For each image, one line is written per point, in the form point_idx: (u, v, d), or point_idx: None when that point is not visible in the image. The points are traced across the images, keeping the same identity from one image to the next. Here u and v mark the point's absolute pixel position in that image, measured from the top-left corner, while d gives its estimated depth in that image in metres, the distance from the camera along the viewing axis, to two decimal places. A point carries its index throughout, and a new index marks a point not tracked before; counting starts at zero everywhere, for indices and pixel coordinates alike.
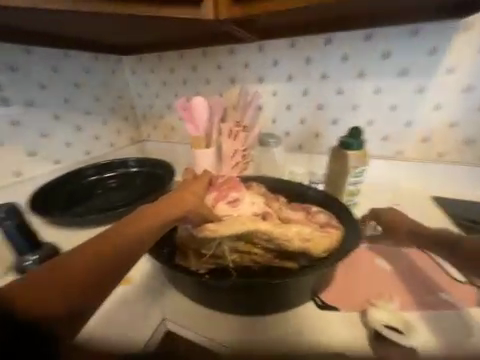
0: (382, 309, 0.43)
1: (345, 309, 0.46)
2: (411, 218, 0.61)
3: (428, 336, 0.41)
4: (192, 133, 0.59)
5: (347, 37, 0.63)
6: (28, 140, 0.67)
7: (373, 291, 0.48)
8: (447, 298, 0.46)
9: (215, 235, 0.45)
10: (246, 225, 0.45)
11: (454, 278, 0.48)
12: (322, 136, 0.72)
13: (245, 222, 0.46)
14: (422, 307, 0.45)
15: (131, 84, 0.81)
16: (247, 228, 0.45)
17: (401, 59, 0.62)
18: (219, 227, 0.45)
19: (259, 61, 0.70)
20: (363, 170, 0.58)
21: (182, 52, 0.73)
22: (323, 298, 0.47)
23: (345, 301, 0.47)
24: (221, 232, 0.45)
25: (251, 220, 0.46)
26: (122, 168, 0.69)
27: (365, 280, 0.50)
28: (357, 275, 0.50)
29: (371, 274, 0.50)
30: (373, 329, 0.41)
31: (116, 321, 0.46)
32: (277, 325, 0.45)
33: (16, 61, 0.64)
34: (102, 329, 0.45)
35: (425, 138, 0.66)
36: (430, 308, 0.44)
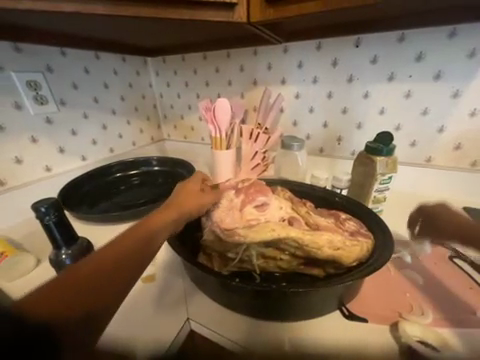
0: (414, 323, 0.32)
1: (373, 321, 0.34)
2: None
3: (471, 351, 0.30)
4: (213, 132, 0.70)
5: (377, 38, 0.59)
6: (98, 131, 0.77)
7: (403, 301, 0.36)
8: None
9: (243, 239, 0.36)
10: (275, 231, 0.35)
11: None
12: (355, 135, 0.69)
13: (275, 228, 0.36)
14: (462, 324, 0.33)
15: (157, 85, 0.93)
16: (276, 233, 0.35)
17: (436, 61, 0.55)
18: (247, 231, 0.36)
19: (297, 51, 0.68)
20: (390, 177, 0.52)
21: (230, 51, 0.77)
22: (368, 321, 0.34)
23: (372, 310, 0.36)
24: (251, 237, 0.35)
25: (280, 225, 0.37)
26: (145, 166, 0.76)
27: (394, 290, 0.38)
28: (383, 285, 0.39)
29: (399, 286, 0.39)
30: (405, 343, 0.30)
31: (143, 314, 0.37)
32: (312, 325, 0.35)
33: (88, 65, 0.71)
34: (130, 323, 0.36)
35: (457, 145, 0.59)
36: (470, 327, 0.33)
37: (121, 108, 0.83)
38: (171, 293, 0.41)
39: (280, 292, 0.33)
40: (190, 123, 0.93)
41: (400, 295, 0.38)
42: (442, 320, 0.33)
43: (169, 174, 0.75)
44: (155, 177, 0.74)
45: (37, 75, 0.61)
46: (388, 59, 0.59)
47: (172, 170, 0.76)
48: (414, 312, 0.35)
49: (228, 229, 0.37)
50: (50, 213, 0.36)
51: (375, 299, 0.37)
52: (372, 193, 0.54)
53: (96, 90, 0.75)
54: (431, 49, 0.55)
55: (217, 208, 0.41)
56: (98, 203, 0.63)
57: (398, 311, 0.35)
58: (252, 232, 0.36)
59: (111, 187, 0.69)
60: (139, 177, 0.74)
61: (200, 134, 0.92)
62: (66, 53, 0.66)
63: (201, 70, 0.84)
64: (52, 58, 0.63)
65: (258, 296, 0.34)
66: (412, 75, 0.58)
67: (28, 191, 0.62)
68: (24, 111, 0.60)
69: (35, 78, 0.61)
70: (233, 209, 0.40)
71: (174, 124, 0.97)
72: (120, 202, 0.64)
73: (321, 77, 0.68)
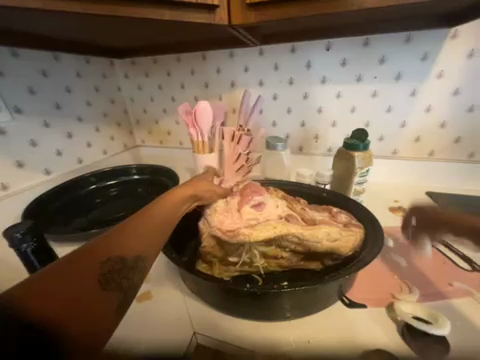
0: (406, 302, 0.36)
1: (371, 305, 0.38)
2: (414, 216, 0.60)
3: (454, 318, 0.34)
4: (195, 137, 0.70)
5: (345, 42, 0.63)
6: (63, 140, 0.70)
7: (394, 283, 0.40)
8: (461, 286, 0.39)
9: (248, 239, 0.35)
10: (277, 229, 0.36)
11: (456, 264, 0.43)
12: (331, 132, 0.73)
13: (276, 226, 0.37)
14: (444, 296, 0.37)
15: (126, 88, 0.87)
16: (279, 231, 0.36)
17: (396, 63, 0.62)
18: (249, 231, 0.36)
19: (273, 53, 0.70)
20: (368, 170, 0.56)
21: (204, 53, 0.76)
22: (366, 306, 0.37)
23: (369, 295, 0.39)
24: (255, 237, 0.35)
25: (281, 223, 0.37)
26: (124, 175, 0.71)
27: (385, 274, 0.42)
28: (376, 270, 0.43)
29: (388, 269, 0.43)
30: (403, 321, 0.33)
31: (147, 327, 0.36)
32: (317, 317, 0.37)
33: (46, 67, 0.64)
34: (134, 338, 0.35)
35: (417, 138, 0.67)
36: (449, 297, 0.37)
37: (88, 114, 0.76)
38: (172, 307, 0.39)
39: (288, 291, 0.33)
40: (166, 128, 0.89)
41: (388, 276, 0.42)
42: (427, 295, 0.38)
43: (150, 182, 0.71)
44: (135, 186, 0.70)
45: None
46: (356, 62, 0.64)
47: (153, 178, 0.72)
48: (402, 291, 0.39)
49: (229, 232, 0.36)
50: (26, 240, 0.32)
51: (370, 285, 0.41)
52: (353, 186, 0.58)
53: (57, 95, 0.67)
54: (392, 53, 0.61)
55: (213, 212, 0.40)
56: (72, 220, 0.57)
57: (391, 292, 0.39)
58: (256, 231, 0.36)
59: (86, 201, 0.63)
60: (118, 188, 0.68)
61: (178, 139, 0.89)
62: (18, 54, 0.58)
63: (176, 72, 0.81)
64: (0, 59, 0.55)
65: (265, 297, 0.34)
66: (377, 76, 0.64)
67: None
68: None
69: None
70: (232, 211, 0.40)
71: (148, 129, 0.91)
72: (98, 216, 0.59)
73: (296, 78, 0.71)
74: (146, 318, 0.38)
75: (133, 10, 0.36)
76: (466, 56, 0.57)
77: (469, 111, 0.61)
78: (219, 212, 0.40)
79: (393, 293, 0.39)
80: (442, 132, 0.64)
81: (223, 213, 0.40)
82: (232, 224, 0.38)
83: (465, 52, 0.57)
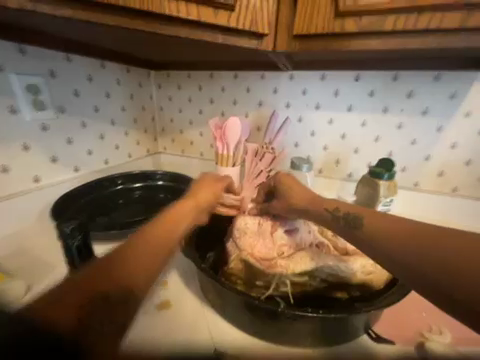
0: (438, 342, 0.35)
1: (401, 342, 0.37)
2: None
3: None
4: (221, 149, 0.72)
5: (375, 75, 0.66)
6: (95, 140, 0.73)
7: (422, 323, 0.40)
8: None
9: (285, 272, 0.38)
10: (314, 262, 0.39)
11: None
12: (353, 158, 0.74)
13: (312, 257, 0.40)
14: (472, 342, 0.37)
15: (157, 98, 0.93)
16: (315, 263, 0.39)
17: (423, 99, 0.64)
18: (288, 262, 0.39)
19: (302, 79, 0.74)
20: (391, 199, 0.57)
21: (237, 73, 0.80)
22: (396, 343, 0.36)
23: (398, 332, 0.38)
24: (293, 269, 0.38)
25: (316, 253, 0.41)
26: (149, 180, 0.73)
27: (411, 314, 0.42)
28: (402, 310, 0.42)
29: (414, 309, 0.43)
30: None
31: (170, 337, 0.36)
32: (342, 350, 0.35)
33: (92, 73, 0.69)
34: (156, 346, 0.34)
35: (441, 172, 0.67)
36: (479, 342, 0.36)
37: (120, 118, 0.80)
38: (194, 322, 0.39)
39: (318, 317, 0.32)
40: (189, 138, 0.92)
41: (417, 316, 0.41)
42: (459, 339, 0.37)
43: (172, 189, 0.72)
44: (157, 191, 0.71)
45: (37, 79, 0.58)
46: (383, 94, 0.67)
47: (175, 185, 0.73)
48: (433, 331, 0.38)
49: (265, 260, 0.40)
50: (75, 236, 0.37)
51: (398, 322, 0.40)
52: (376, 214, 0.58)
53: (97, 99, 0.72)
54: (420, 89, 0.64)
55: (244, 234, 0.44)
56: (95, 218, 0.59)
57: (420, 331, 0.38)
58: (293, 262, 0.39)
59: (109, 201, 0.65)
60: (142, 191, 0.71)
61: (200, 149, 0.91)
62: (70, 59, 0.63)
63: (207, 88, 0.85)
64: (55, 63, 0.60)
65: (293, 320, 0.33)
66: (404, 109, 0.66)
67: (11, 202, 0.57)
68: (19, 115, 0.56)
69: (36, 83, 0.58)
70: (264, 234, 0.45)
71: (172, 137, 0.95)
72: (120, 217, 0.60)
73: (323, 104, 0.73)
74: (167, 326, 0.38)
75: (193, 33, 0.40)
76: None
77: None
78: (254, 238, 0.44)
79: (422, 332, 0.38)
80: (467, 169, 0.64)
81: (256, 238, 0.44)
82: (265, 252, 0.42)
83: None
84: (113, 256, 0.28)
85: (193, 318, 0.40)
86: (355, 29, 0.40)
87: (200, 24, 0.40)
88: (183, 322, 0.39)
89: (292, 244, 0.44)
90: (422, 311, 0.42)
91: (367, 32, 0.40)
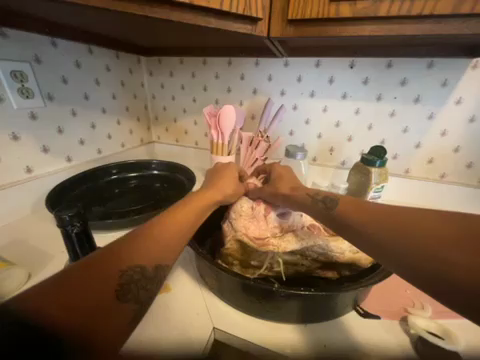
0: (420, 317, 0.38)
1: (385, 316, 0.40)
2: None
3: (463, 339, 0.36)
4: (216, 137, 0.72)
5: (370, 62, 0.66)
6: (87, 130, 0.72)
7: (405, 299, 0.43)
8: None
9: (277, 250, 0.41)
10: (304, 241, 0.42)
11: None
12: (346, 146, 0.75)
13: (303, 238, 0.42)
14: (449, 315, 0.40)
15: (148, 85, 0.90)
16: (305, 242, 0.42)
17: (416, 87, 0.64)
18: (280, 241, 0.42)
19: (297, 66, 0.73)
20: (382, 186, 0.59)
21: (231, 59, 0.78)
22: (381, 317, 0.39)
23: (383, 308, 0.41)
24: (284, 247, 0.41)
25: (307, 234, 0.43)
26: (144, 169, 0.73)
27: (396, 292, 0.45)
28: (388, 288, 0.45)
29: (400, 287, 0.46)
30: (416, 337, 0.35)
31: (172, 320, 0.38)
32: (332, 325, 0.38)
33: (80, 59, 0.66)
34: (159, 332, 0.36)
35: (430, 159, 0.69)
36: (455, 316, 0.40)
37: (111, 107, 0.78)
38: (193, 304, 0.41)
39: (310, 296, 0.35)
40: (183, 127, 0.91)
41: (402, 293, 0.45)
42: (438, 313, 0.41)
43: (166, 178, 0.73)
44: (153, 181, 0.71)
45: (22, 65, 0.55)
46: (378, 81, 0.67)
47: (171, 174, 0.74)
48: (416, 307, 0.41)
49: (258, 240, 0.43)
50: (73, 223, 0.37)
51: (383, 299, 0.43)
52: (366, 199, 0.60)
53: (87, 86, 0.69)
54: (413, 76, 0.64)
55: (238, 217, 0.46)
56: (90, 208, 0.59)
57: (404, 307, 0.41)
58: (283, 242, 0.42)
59: (104, 191, 0.65)
60: (137, 180, 0.71)
61: (194, 138, 0.90)
62: (56, 44, 0.60)
63: (200, 75, 0.84)
64: (41, 47, 0.58)
65: (287, 298, 0.35)
66: (397, 96, 0.67)
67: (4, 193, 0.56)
68: (5, 103, 0.54)
69: (21, 69, 0.55)
70: (257, 218, 0.47)
71: (165, 126, 0.94)
72: (116, 207, 0.60)
73: (318, 92, 0.73)
74: (168, 310, 0.40)
75: (184, 16, 0.38)
76: None
77: None
78: (248, 219, 0.46)
79: (405, 308, 0.41)
80: (455, 156, 0.66)
81: (251, 220, 0.46)
82: (259, 232, 0.45)
83: None
84: (123, 246, 0.30)
85: (192, 301, 0.42)
86: (350, 14, 0.40)
87: (192, 7, 0.38)
88: (183, 305, 0.41)
89: (283, 227, 0.47)
90: (406, 289, 0.45)
91: (361, 18, 0.40)
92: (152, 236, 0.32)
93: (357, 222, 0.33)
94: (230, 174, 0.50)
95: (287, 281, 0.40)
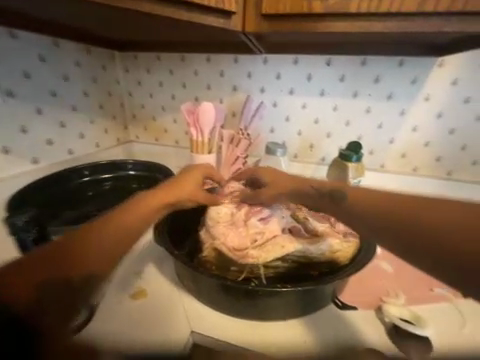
0: (394, 305, 0.40)
1: (361, 307, 0.41)
2: None
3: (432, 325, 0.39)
4: (195, 135, 0.70)
5: (344, 60, 0.68)
6: (55, 129, 0.67)
7: (381, 289, 0.45)
8: (439, 293, 0.45)
9: (257, 260, 0.40)
10: (285, 248, 0.41)
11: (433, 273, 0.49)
12: (325, 143, 0.76)
13: (284, 245, 0.41)
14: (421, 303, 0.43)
15: (123, 81, 0.86)
16: (287, 249, 0.41)
17: (388, 85, 0.67)
18: (261, 254, 0.40)
19: (276, 63, 0.73)
20: (359, 180, 0.60)
21: (209, 56, 0.77)
22: (358, 308, 0.41)
23: (360, 298, 0.43)
24: (264, 258, 0.40)
25: (289, 241, 0.42)
26: (120, 170, 0.70)
27: (373, 281, 0.47)
28: (366, 278, 0.47)
29: (377, 277, 0.48)
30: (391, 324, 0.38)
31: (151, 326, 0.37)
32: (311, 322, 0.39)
33: (44, 53, 0.62)
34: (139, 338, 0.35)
35: (403, 154, 0.72)
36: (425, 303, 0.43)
37: (83, 104, 0.74)
38: (173, 309, 0.40)
39: (289, 293, 0.35)
40: (162, 125, 0.87)
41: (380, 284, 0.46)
42: (410, 300, 0.43)
43: (143, 178, 0.70)
44: (129, 182, 0.68)
45: None
46: (353, 79, 0.69)
47: (148, 174, 0.71)
48: (390, 295, 0.43)
49: (238, 251, 0.41)
50: None
51: (361, 289, 0.45)
52: None
53: (53, 82, 0.65)
54: (385, 74, 0.67)
55: (216, 222, 0.45)
56: (60, 213, 0.55)
57: (379, 296, 0.43)
58: (265, 254, 0.40)
59: (76, 194, 0.61)
60: (112, 182, 0.67)
61: (174, 137, 0.87)
62: (16, 36, 0.56)
63: (179, 71, 0.81)
64: None
65: (267, 297, 0.35)
66: (371, 94, 0.69)
67: None
68: None
69: None
70: (236, 223, 0.45)
71: (142, 124, 0.89)
72: (91, 211, 0.57)
73: (297, 89, 0.74)
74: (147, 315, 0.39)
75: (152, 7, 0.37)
76: (448, 84, 0.64)
77: (449, 134, 0.67)
78: (227, 227, 0.44)
79: (380, 297, 0.43)
80: (426, 151, 0.70)
81: (229, 227, 0.44)
82: (238, 242, 0.42)
83: (447, 81, 0.64)
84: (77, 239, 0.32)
85: (172, 305, 0.41)
86: (321, 10, 0.40)
87: None
88: (163, 308, 0.40)
89: (267, 230, 0.44)
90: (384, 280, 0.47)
91: (333, 14, 0.40)
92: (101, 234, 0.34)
93: (364, 210, 0.35)
94: (196, 172, 0.48)
95: (268, 280, 0.41)
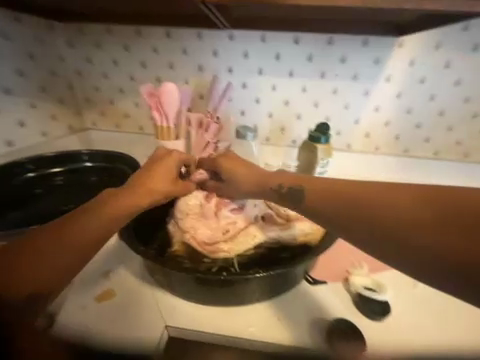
0: (358, 275, 0.45)
1: (330, 281, 0.46)
2: None
3: (390, 288, 0.46)
4: (159, 120, 0.64)
5: (312, 38, 0.67)
6: None
7: (348, 260, 0.49)
8: None
9: (228, 254, 0.41)
10: (257, 237, 0.43)
11: None
12: (296, 124, 0.76)
13: (256, 234, 0.43)
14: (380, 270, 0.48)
15: (69, 59, 0.75)
16: (257, 238, 0.43)
17: (354, 64, 0.68)
18: (232, 246, 0.42)
19: (243, 40, 0.69)
20: (327, 161, 0.62)
21: (169, 30, 0.70)
22: (328, 282, 0.46)
23: (329, 273, 0.47)
24: (235, 250, 0.42)
25: (260, 228, 0.44)
26: (72, 161, 0.62)
27: (342, 255, 0.50)
28: (336, 254, 0.50)
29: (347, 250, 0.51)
30: (356, 294, 0.43)
31: (126, 323, 0.39)
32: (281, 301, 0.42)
33: None
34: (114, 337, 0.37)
35: (367, 133, 0.75)
36: (384, 269, 0.49)
37: (20, 86, 0.68)
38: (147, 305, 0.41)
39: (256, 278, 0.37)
40: (122, 110, 0.79)
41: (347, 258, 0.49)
42: (373, 268, 0.48)
43: (106, 171, 0.63)
44: (86, 175, 0.62)
45: None
46: (320, 58, 0.68)
47: (111, 166, 0.64)
48: (356, 266, 0.47)
49: (209, 246, 0.42)
50: None
51: (331, 263, 0.49)
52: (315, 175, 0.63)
53: None
54: (350, 54, 0.67)
55: (185, 217, 0.45)
56: (6, 214, 0.51)
57: (346, 268, 0.47)
58: (236, 246, 0.42)
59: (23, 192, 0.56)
60: (65, 177, 0.61)
61: (137, 123, 0.79)
62: None
63: (135, 48, 0.72)
64: None
65: (237, 284, 0.37)
66: (338, 74, 0.69)
67: None
68: None
69: None
70: (207, 215, 0.45)
71: (98, 109, 0.79)
72: (46, 209, 0.53)
73: (266, 69, 0.71)
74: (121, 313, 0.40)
75: None
76: (406, 64, 0.67)
77: (407, 113, 0.71)
78: (197, 219, 0.44)
79: (347, 269, 0.47)
80: (387, 130, 0.74)
81: (200, 220, 0.44)
82: (209, 235, 0.43)
83: (406, 61, 0.67)
84: (36, 247, 0.34)
85: (146, 301, 0.42)
86: None
87: None
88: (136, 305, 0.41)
89: (240, 219, 0.44)
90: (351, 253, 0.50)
91: None
92: (42, 249, 0.34)
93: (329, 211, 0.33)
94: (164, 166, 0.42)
95: (241, 265, 0.41)
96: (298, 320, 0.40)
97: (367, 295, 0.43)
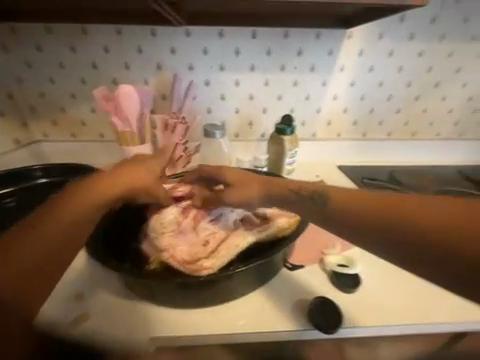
0: (332, 255, 0.49)
1: (308, 264, 0.49)
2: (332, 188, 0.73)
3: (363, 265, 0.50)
4: (120, 124, 0.61)
5: (269, 32, 0.68)
6: None
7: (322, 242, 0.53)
8: None
9: (211, 271, 0.41)
10: (240, 245, 0.45)
11: None
12: (263, 118, 0.77)
13: (238, 244, 0.45)
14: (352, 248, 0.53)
15: (3, 64, 0.66)
16: (239, 246, 0.44)
17: (310, 57, 0.71)
18: (215, 262, 0.42)
19: (200, 36, 0.68)
20: (295, 151, 0.65)
21: (119, 28, 0.65)
22: (305, 265, 0.48)
23: (307, 257, 0.50)
24: (218, 265, 0.42)
25: (242, 237, 0.45)
26: (27, 180, 0.58)
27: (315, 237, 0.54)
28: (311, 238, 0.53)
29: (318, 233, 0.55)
30: (330, 271, 0.47)
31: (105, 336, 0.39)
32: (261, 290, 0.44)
33: None
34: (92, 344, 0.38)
35: (329, 121, 0.80)
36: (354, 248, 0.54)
37: None
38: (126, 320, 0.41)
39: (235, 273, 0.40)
40: (76, 117, 0.72)
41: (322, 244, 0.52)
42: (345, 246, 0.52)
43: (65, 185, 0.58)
44: (43, 193, 0.57)
45: None
46: (279, 52, 0.70)
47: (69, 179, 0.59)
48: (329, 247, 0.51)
49: (190, 264, 0.42)
50: None
51: (307, 248, 0.52)
52: (285, 166, 0.66)
53: None
54: (306, 46, 0.70)
55: (161, 234, 0.45)
56: None
57: (321, 250, 0.51)
58: (218, 260, 0.42)
59: None
60: (18, 198, 0.56)
61: (96, 130, 0.74)
62: None
63: (84, 48, 0.66)
64: None
65: (217, 282, 0.40)
66: (297, 67, 0.72)
67: None
68: None
69: None
70: (185, 231, 0.47)
71: (47, 118, 0.72)
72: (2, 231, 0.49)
73: (227, 65, 0.71)
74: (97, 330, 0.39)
75: None
76: (356, 54, 0.72)
77: (362, 100, 0.77)
78: (174, 236, 0.46)
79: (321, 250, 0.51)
80: (346, 116, 0.79)
81: (178, 237, 0.46)
82: (189, 255, 0.43)
83: (355, 51, 0.72)
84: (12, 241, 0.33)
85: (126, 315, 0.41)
86: None
87: None
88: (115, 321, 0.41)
89: (220, 230, 0.48)
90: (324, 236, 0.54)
91: None
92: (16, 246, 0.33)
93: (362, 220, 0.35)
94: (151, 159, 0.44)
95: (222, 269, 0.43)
96: (279, 305, 0.42)
97: (340, 270, 0.47)
